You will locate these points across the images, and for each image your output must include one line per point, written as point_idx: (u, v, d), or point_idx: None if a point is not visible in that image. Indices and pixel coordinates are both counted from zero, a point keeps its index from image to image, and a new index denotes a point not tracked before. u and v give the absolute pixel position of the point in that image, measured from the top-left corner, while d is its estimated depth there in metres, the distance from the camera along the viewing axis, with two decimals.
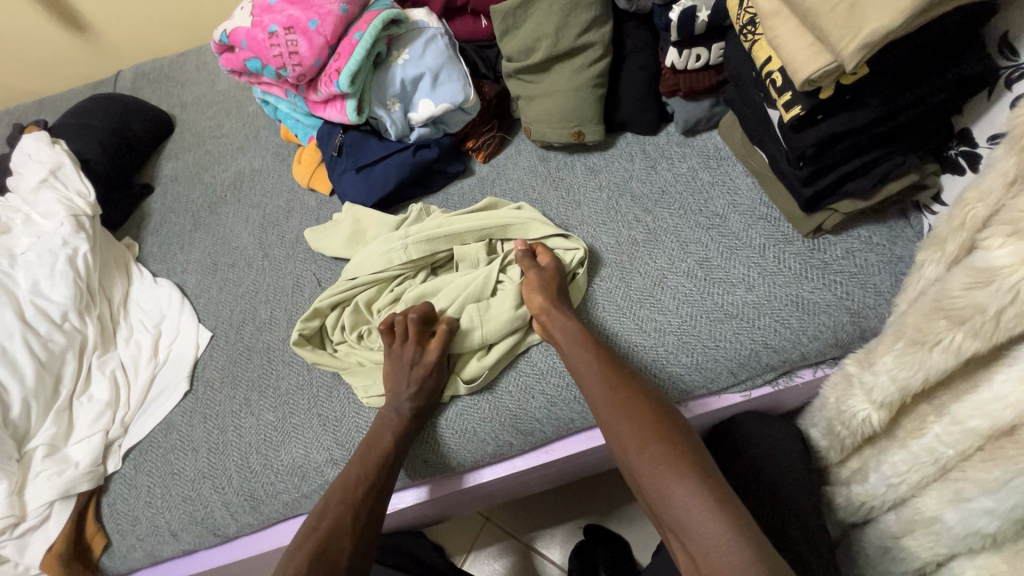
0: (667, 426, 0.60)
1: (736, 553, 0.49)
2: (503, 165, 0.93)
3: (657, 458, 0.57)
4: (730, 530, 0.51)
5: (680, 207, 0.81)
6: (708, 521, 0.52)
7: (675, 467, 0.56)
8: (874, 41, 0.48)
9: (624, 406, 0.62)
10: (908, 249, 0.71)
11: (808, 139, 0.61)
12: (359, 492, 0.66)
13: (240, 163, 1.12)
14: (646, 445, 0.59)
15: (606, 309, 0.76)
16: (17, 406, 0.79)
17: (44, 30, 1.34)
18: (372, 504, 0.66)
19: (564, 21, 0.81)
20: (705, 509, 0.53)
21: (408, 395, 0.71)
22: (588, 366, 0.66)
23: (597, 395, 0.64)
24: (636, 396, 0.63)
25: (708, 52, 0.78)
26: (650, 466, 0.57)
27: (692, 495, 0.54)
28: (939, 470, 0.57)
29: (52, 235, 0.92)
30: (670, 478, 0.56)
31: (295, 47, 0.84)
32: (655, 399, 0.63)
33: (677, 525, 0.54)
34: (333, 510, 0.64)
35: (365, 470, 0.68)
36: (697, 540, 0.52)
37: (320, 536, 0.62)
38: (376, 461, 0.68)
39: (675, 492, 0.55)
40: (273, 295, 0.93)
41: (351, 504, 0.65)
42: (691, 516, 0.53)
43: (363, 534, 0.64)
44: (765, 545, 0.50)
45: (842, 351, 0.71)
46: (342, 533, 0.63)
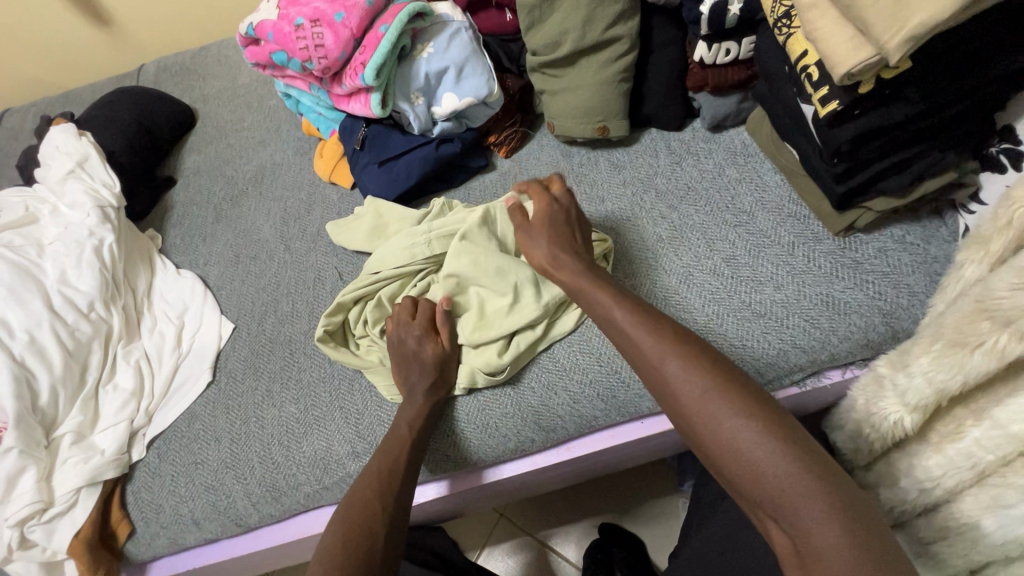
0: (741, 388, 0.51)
1: (843, 536, 0.42)
2: (526, 160, 0.93)
3: (736, 433, 0.48)
4: (833, 509, 0.43)
5: (706, 204, 0.80)
6: (807, 499, 0.44)
7: (760, 437, 0.47)
8: (920, 34, 0.47)
9: (683, 372, 0.53)
10: (943, 250, 0.69)
11: (844, 135, 0.60)
12: (387, 479, 0.66)
13: (262, 157, 1.13)
14: (719, 416, 0.49)
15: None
16: (45, 394, 0.80)
17: (68, 23, 1.36)
18: (398, 490, 0.65)
19: (590, 15, 0.80)
20: (801, 485, 0.45)
21: (425, 388, 0.72)
22: (633, 332, 0.58)
23: (648, 361, 0.56)
24: (700, 358, 0.53)
25: (738, 47, 0.76)
26: (728, 440, 0.49)
27: (787, 469, 0.45)
28: (975, 476, 0.55)
29: (79, 226, 0.94)
30: (754, 451, 0.47)
31: (321, 39, 0.83)
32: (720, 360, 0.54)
33: (769, 503, 0.46)
34: (362, 497, 0.64)
35: (389, 458, 0.68)
36: (796, 522, 0.44)
37: (352, 523, 0.61)
38: (399, 449, 0.68)
39: (763, 469, 0.46)
40: (294, 287, 0.94)
41: (379, 492, 0.64)
42: (788, 496, 0.45)
43: (396, 521, 0.63)
44: (870, 521, 0.43)
45: (871, 353, 0.70)
46: (374, 519, 0.62)
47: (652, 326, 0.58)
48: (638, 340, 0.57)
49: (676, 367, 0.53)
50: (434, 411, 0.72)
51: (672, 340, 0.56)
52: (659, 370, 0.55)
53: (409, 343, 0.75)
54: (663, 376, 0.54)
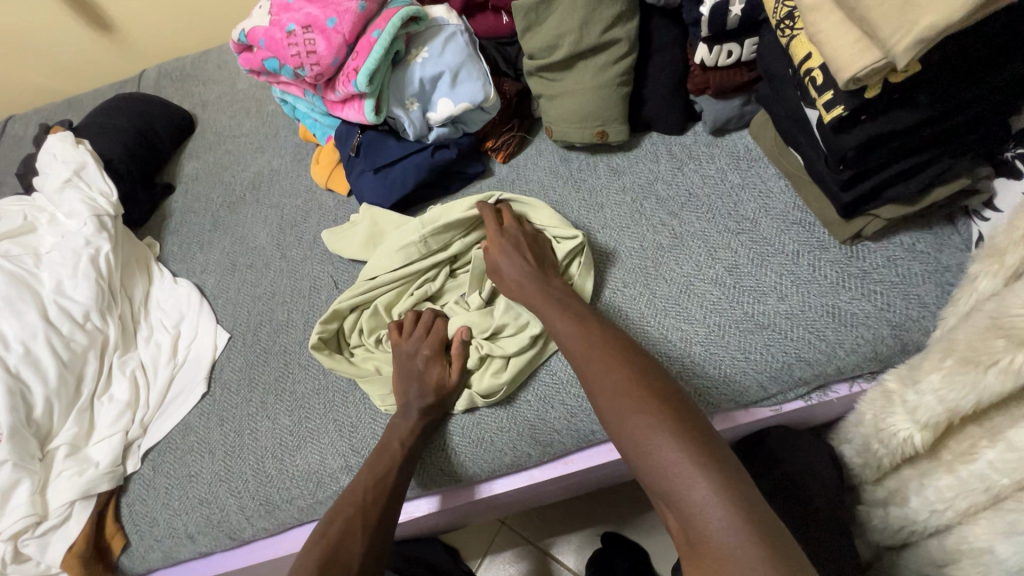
0: (652, 382, 0.55)
1: (722, 514, 0.44)
2: (523, 165, 0.91)
3: (636, 419, 0.52)
4: (712, 487, 0.46)
5: (707, 211, 0.78)
6: (691, 478, 0.47)
7: (655, 422, 0.51)
8: (929, 37, 0.44)
9: (602, 366, 0.58)
10: (955, 258, 0.66)
11: (850, 142, 0.57)
12: (373, 496, 0.64)
13: (259, 163, 1.12)
14: (624, 401, 0.54)
15: (627, 315, 0.74)
16: (40, 406, 0.80)
17: (69, 29, 1.36)
18: (383, 509, 0.64)
19: (587, 17, 0.78)
20: (689, 466, 0.47)
21: (423, 406, 0.70)
22: (568, 330, 0.64)
23: (576, 357, 0.62)
24: (619, 355, 0.59)
25: (740, 48, 0.74)
26: (628, 425, 0.53)
27: (674, 451, 0.49)
28: (990, 499, 0.52)
29: (75, 235, 0.93)
30: (647, 434, 0.51)
31: (313, 46, 0.82)
32: (640, 358, 0.58)
33: (657, 482, 0.49)
34: (346, 513, 0.62)
35: (377, 474, 0.66)
36: (681, 499, 0.47)
37: (335, 537, 0.59)
38: (388, 465, 0.67)
39: (653, 450, 0.50)
40: (290, 296, 0.93)
41: (365, 509, 0.63)
42: (673, 474, 0.48)
43: (377, 541, 0.61)
44: (751, 503, 0.45)
45: (880, 366, 0.67)
46: (355, 536, 0.60)
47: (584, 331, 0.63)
48: (571, 338, 0.63)
49: (598, 363, 0.59)
50: (429, 426, 0.71)
51: (600, 341, 0.61)
52: (585, 363, 0.60)
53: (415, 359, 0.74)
54: (586, 369, 0.60)
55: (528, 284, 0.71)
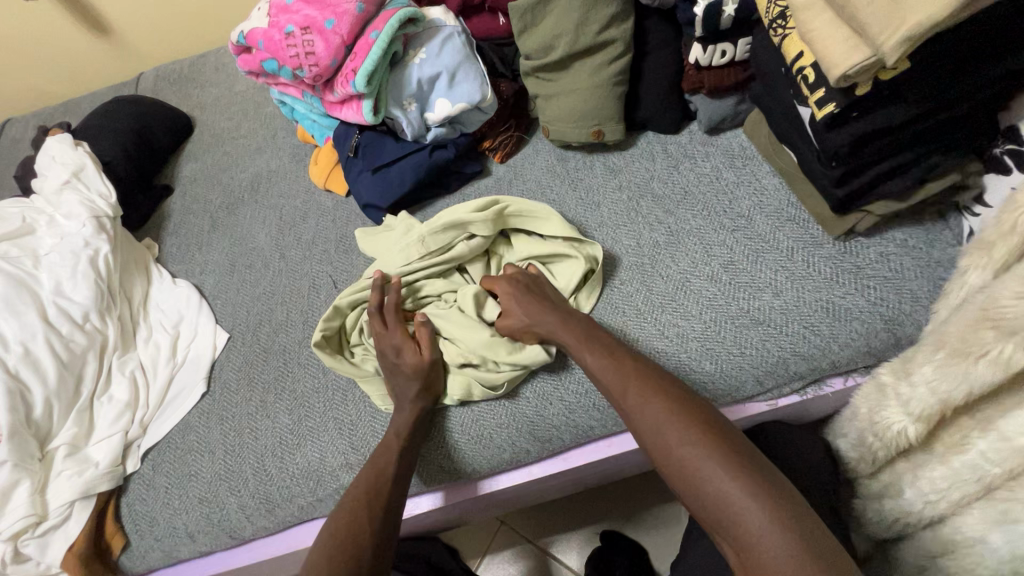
0: (697, 416, 0.56)
1: (787, 548, 0.46)
2: (520, 164, 0.92)
3: (687, 457, 0.53)
4: (776, 523, 0.47)
5: (703, 208, 0.79)
6: (752, 515, 0.48)
7: (707, 460, 0.52)
8: (917, 34, 0.45)
9: (643, 402, 0.59)
10: (946, 253, 0.67)
11: (841, 138, 0.59)
12: (374, 490, 0.64)
13: (258, 164, 1.12)
14: (671, 439, 0.55)
15: (624, 311, 0.74)
16: (40, 406, 0.80)
17: (67, 32, 1.36)
18: (386, 501, 0.64)
19: (583, 18, 0.79)
20: (745, 501, 0.49)
21: (411, 391, 0.71)
22: (601, 363, 0.64)
23: (613, 392, 0.62)
24: (659, 389, 0.59)
25: (734, 48, 0.75)
26: (680, 463, 0.54)
27: (732, 489, 0.50)
28: (982, 489, 0.53)
29: (74, 236, 0.94)
30: (700, 473, 0.52)
31: (311, 47, 0.83)
32: (680, 391, 0.59)
33: (717, 519, 0.51)
34: (349, 510, 0.63)
35: (377, 468, 0.67)
36: (744, 536, 0.48)
37: (341, 537, 0.60)
38: (386, 458, 0.67)
39: (711, 489, 0.51)
40: (289, 296, 0.93)
41: (366, 504, 0.63)
42: (734, 512, 0.49)
43: (384, 533, 0.62)
44: (814, 535, 0.46)
45: (874, 360, 0.68)
46: (360, 532, 0.60)
47: (616, 363, 0.63)
48: (606, 372, 0.63)
49: (637, 398, 0.59)
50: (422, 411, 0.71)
51: (635, 373, 0.61)
52: (624, 398, 0.60)
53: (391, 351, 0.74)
54: (626, 404, 0.60)
55: (549, 312, 0.70)
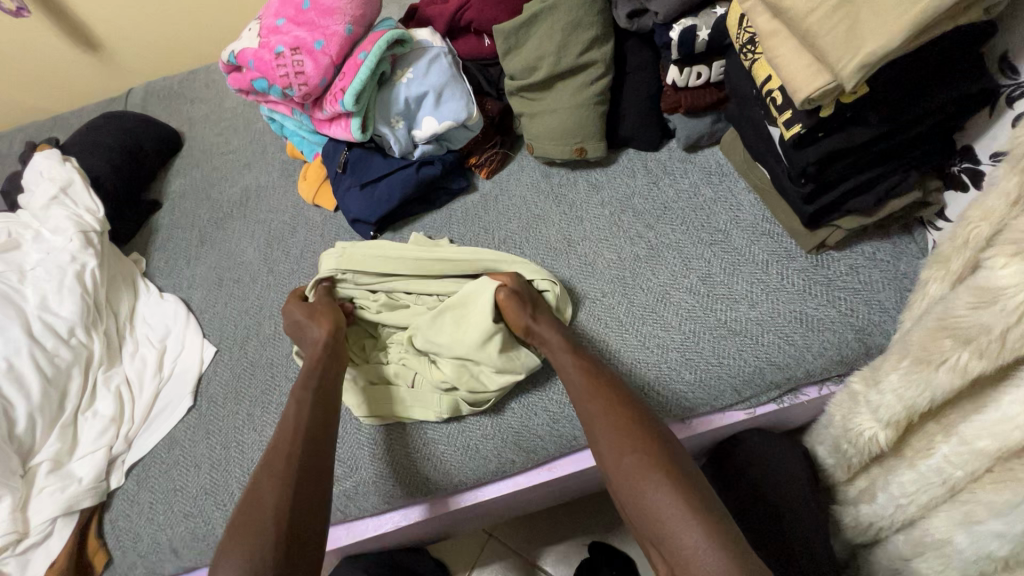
0: (649, 433, 0.58)
1: (715, 561, 0.49)
2: (506, 181, 0.94)
3: (634, 471, 0.56)
4: (707, 539, 0.50)
5: (682, 223, 0.81)
6: (684, 530, 0.51)
7: (652, 474, 0.55)
8: (873, 62, 0.48)
9: (603, 413, 0.61)
10: (912, 266, 0.70)
11: (809, 156, 0.62)
12: (281, 449, 0.64)
13: (247, 180, 1.14)
14: (622, 452, 0.57)
15: (609, 321, 0.77)
16: (22, 422, 0.79)
17: (56, 49, 1.37)
18: (292, 455, 0.63)
19: (565, 41, 0.82)
20: (682, 515, 0.52)
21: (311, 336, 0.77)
22: (571, 372, 0.66)
23: (578, 401, 0.64)
24: (619, 402, 0.61)
25: (709, 70, 0.78)
26: (627, 475, 0.56)
27: (670, 505, 0.53)
28: (948, 492, 0.55)
29: (60, 251, 0.94)
30: (643, 486, 0.55)
31: (301, 66, 0.85)
32: (637, 404, 0.62)
33: (654, 532, 0.54)
34: (258, 475, 0.62)
35: (286, 427, 0.66)
36: (675, 549, 0.51)
37: (247, 504, 0.59)
38: (294, 419, 0.67)
39: (651, 502, 0.54)
40: (277, 310, 0.94)
41: (270, 463, 0.63)
42: (669, 526, 0.52)
43: (292, 483, 0.61)
44: (739, 554, 0.49)
45: (847, 369, 0.70)
46: (264, 490, 0.60)
47: (585, 371, 0.65)
48: (573, 381, 0.65)
49: (598, 410, 0.61)
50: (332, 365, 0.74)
51: (599, 384, 0.63)
52: (586, 408, 0.62)
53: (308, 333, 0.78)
54: (587, 413, 0.62)
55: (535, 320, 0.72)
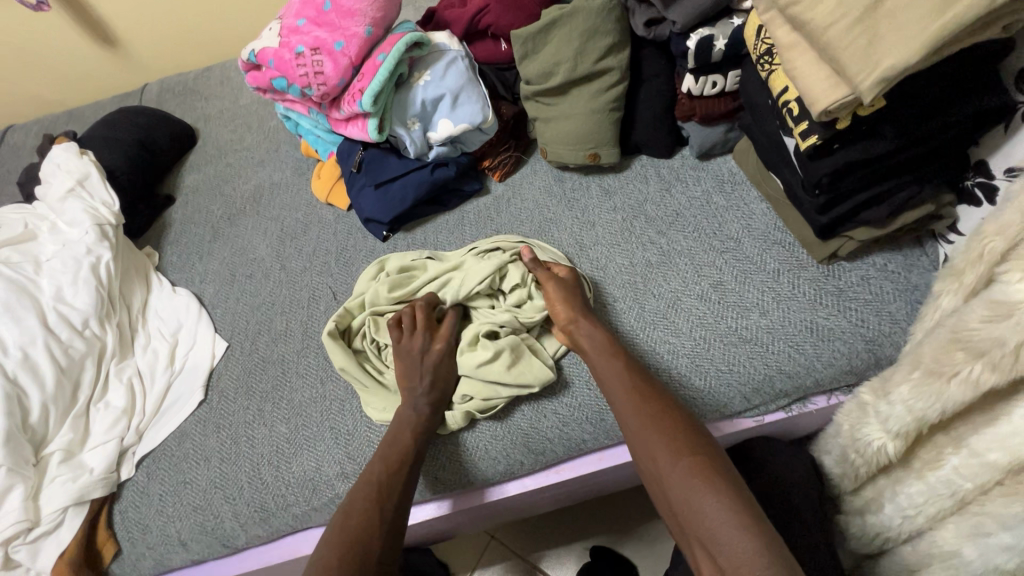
0: (702, 443, 0.59)
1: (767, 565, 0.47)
2: (519, 184, 0.95)
3: (689, 474, 0.56)
4: (763, 545, 0.49)
5: (694, 230, 0.82)
6: (740, 535, 0.50)
7: (709, 479, 0.55)
8: (891, 76, 0.49)
9: (650, 418, 0.62)
10: (924, 278, 0.71)
11: (825, 167, 0.62)
12: (387, 489, 0.66)
13: (260, 177, 1.15)
14: (678, 455, 0.58)
15: (629, 326, 0.77)
16: (36, 411, 0.80)
17: (74, 44, 1.39)
18: (397, 498, 0.65)
19: (581, 48, 0.83)
20: (732, 521, 0.51)
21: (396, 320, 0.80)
22: (619, 377, 0.67)
23: (623, 408, 0.64)
24: (672, 410, 0.62)
25: (724, 79, 0.79)
26: (681, 478, 0.56)
27: (725, 510, 0.52)
28: (956, 504, 0.55)
29: (76, 243, 0.95)
30: (699, 490, 0.54)
31: (320, 67, 0.86)
32: (681, 414, 0.62)
33: (705, 536, 0.52)
34: (360, 508, 0.64)
35: (390, 466, 0.68)
36: (728, 553, 0.50)
37: (350, 533, 0.61)
38: (398, 462, 0.68)
39: (706, 504, 0.53)
40: (289, 306, 0.95)
41: (377, 502, 0.64)
42: (725, 530, 0.51)
43: (394, 528, 0.63)
44: (794, 565, 0.47)
45: (856, 379, 0.71)
46: (371, 526, 0.62)
47: (632, 377, 0.66)
48: (622, 386, 0.66)
49: (645, 415, 0.62)
50: (438, 417, 0.73)
51: (645, 391, 0.65)
52: (637, 413, 0.63)
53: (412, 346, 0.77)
54: (634, 422, 0.63)
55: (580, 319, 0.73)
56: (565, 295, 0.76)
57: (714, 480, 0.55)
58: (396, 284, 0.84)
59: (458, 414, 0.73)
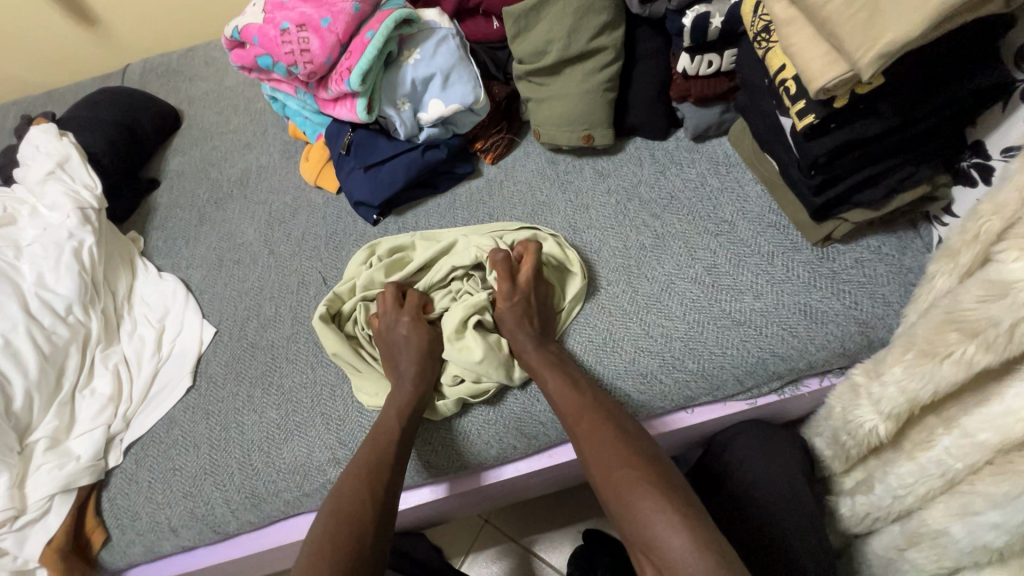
0: (638, 447, 0.60)
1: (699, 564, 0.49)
2: (511, 166, 0.93)
3: (624, 481, 0.57)
4: (694, 545, 0.50)
5: (689, 213, 0.81)
6: (674, 537, 0.51)
7: (642, 483, 0.56)
8: (891, 52, 0.48)
9: (591, 425, 0.63)
10: (917, 260, 0.71)
11: (822, 147, 0.61)
12: (376, 468, 0.65)
13: (247, 159, 1.12)
14: (614, 463, 0.59)
15: (594, 325, 0.76)
16: (20, 398, 0.79)
17: (51, 22, 1.34)
18: (387, 479, 0.65)
19: (575, 26, 0.81)
20: (666, 523, 0.52)
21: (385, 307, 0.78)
22: (556, 386, 0.67)
23: (566, 415, 0.65)
24: (606, 419, 0.63)
25: (720, 59, 0.77)
26: (618, 486, 0.57)
27: (657, 514, 0.53)
28: (946, 483, 0.56)
29: (58, 227, 0.92)
30: (633, 495, 0.56)
31: (306, 44, 0.83)
32: (619, 419, 0.63)
33: (643, 541, 0.54)
34: (351, 487, 0.63)
35: (378, 447, 0.67)
36: (664, 555, 0.51)
37: (342, 513, 0.61)
38: (387, 443, 0.67)
39: (641, 509, 0.54)
40: (278, 291, 0.93)
41: (367, 483, 0.64)
42: (658, 533, 0.52)
43: (387, 508, 0.63)
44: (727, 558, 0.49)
45: (849, 361, 0.71)
46: (363, 508, 0.61)
47: (571, 383, 0.67)
48: (559, 396, 0.66)
49: (586, 422, 0.63)
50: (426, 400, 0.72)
51: (582, 398, 0.65)
52: (574, 424, 0.64)
53: (398, 330, 0.76)
54: (578, 429, 0.63)
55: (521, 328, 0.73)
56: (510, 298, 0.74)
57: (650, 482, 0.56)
58: (387, 268, 0.83)
59: (450, 400, 0.73)
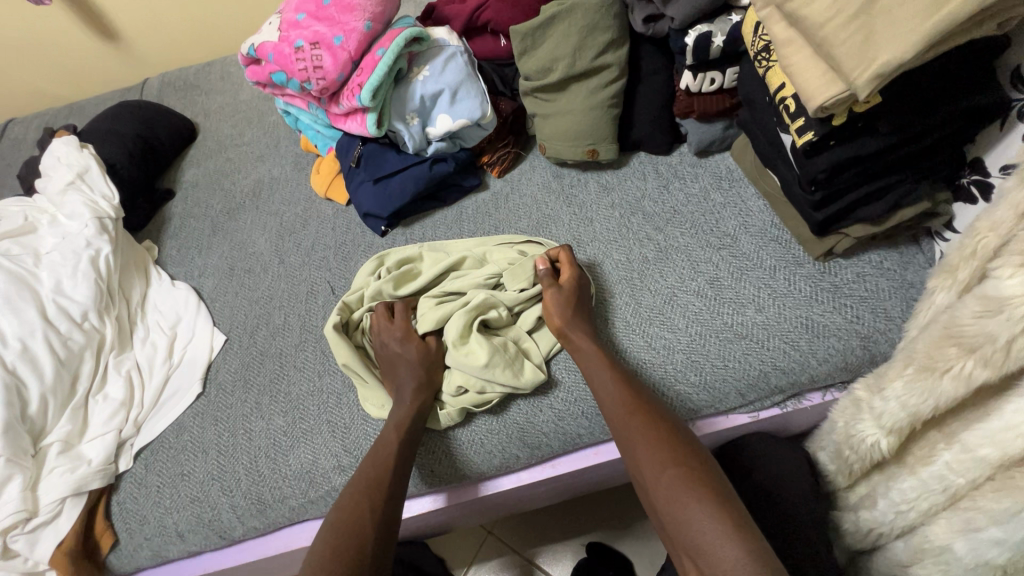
0: (688, 450, 0.60)
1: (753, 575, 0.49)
2: (517, 180, 0.95)
3: (675, 486, 0.57)
4: (748, 554, 0.51)
5: (691, 226, 0.82)
6: (725, 546, 0.52)
7: (693, 489, 0.57)
8: (887, 72, 0.49)
9: (642, 427, 0.63)
10: (919, 275, 0.71)
11: (820, 164, 0.63)
12: (376, 481, 0.66)
13: (260, 171, 1.15)
14: (664, 466, 0.59)
15: (629, 327, 0.76)
16: (35, 402, 0.80)
17: (74, 38, 1.39)
18: (387, 492, 0.65)
19: (581, 44, 0.83)
20: (716, 532, 0.53)
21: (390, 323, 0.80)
22: (608, 385, 0.67)
23: (616, 414, 0.65)
24: (659, 420, 0.63)
25: (722, 76, 0.79)
26: (668, 490, 0.58)
27: (712, 522, 0.54)
28: (948, 499, 0.56)
29: (76, 236, 0.95)
30: (686, 500, 0.56)
31: (320, 61, 0.86)
32: (670, 421, 0.64)
33: (691, 547, 0.54)
34: (350, 505, 0.65)
35: (379, 462, 0.68)
36: (714, 564, 0.52)
37: (342, 527, 0.62)
38: (387, 457, 0.68)
39: (692, 515, 0.55)
40: (288, 300, 0.95)
41: (367, 497, 0.65)
42: (710, 540, 0.53)
43: (387, 520, 0.64)
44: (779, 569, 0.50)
45: (851, 376, 0.71)
46: (363, 522, 0.63)
47: (625, 381, 0.67)
48: (610, 395, 0.66)
49: (636, 424, 0.63)
50: (427, 408, 0.74)
51: (633, 398, 0.65)
52: (624, 423, 0.64)
53: (394, 347, 0.78)
54: (627, 430, 0.64)
55: (579, 323, 0.74)
56: (561, 298, 0.76)
57: (701, 490, 0.57)
58: (397, 278, 0.85)
59: (453, 410, 0.74)
